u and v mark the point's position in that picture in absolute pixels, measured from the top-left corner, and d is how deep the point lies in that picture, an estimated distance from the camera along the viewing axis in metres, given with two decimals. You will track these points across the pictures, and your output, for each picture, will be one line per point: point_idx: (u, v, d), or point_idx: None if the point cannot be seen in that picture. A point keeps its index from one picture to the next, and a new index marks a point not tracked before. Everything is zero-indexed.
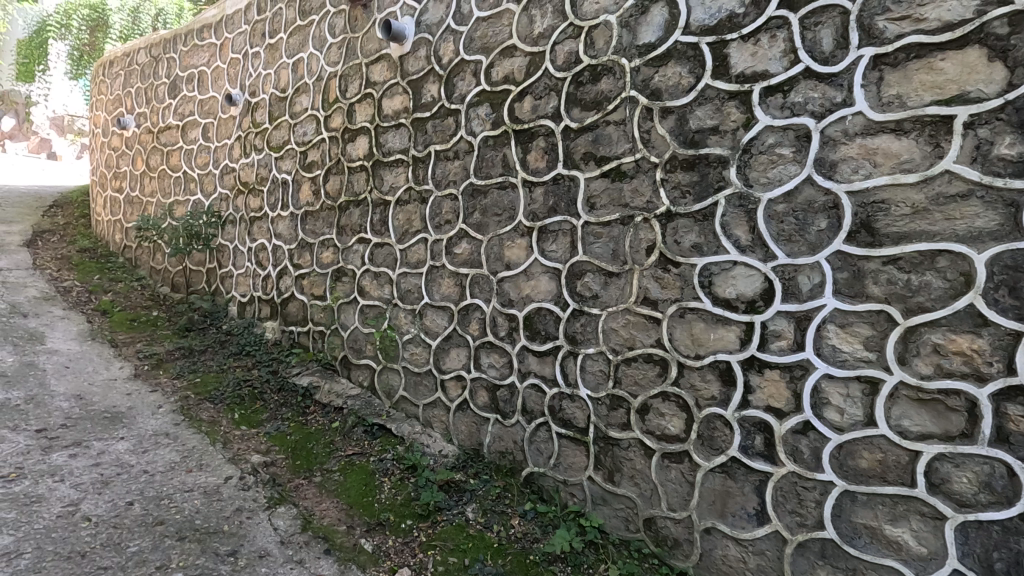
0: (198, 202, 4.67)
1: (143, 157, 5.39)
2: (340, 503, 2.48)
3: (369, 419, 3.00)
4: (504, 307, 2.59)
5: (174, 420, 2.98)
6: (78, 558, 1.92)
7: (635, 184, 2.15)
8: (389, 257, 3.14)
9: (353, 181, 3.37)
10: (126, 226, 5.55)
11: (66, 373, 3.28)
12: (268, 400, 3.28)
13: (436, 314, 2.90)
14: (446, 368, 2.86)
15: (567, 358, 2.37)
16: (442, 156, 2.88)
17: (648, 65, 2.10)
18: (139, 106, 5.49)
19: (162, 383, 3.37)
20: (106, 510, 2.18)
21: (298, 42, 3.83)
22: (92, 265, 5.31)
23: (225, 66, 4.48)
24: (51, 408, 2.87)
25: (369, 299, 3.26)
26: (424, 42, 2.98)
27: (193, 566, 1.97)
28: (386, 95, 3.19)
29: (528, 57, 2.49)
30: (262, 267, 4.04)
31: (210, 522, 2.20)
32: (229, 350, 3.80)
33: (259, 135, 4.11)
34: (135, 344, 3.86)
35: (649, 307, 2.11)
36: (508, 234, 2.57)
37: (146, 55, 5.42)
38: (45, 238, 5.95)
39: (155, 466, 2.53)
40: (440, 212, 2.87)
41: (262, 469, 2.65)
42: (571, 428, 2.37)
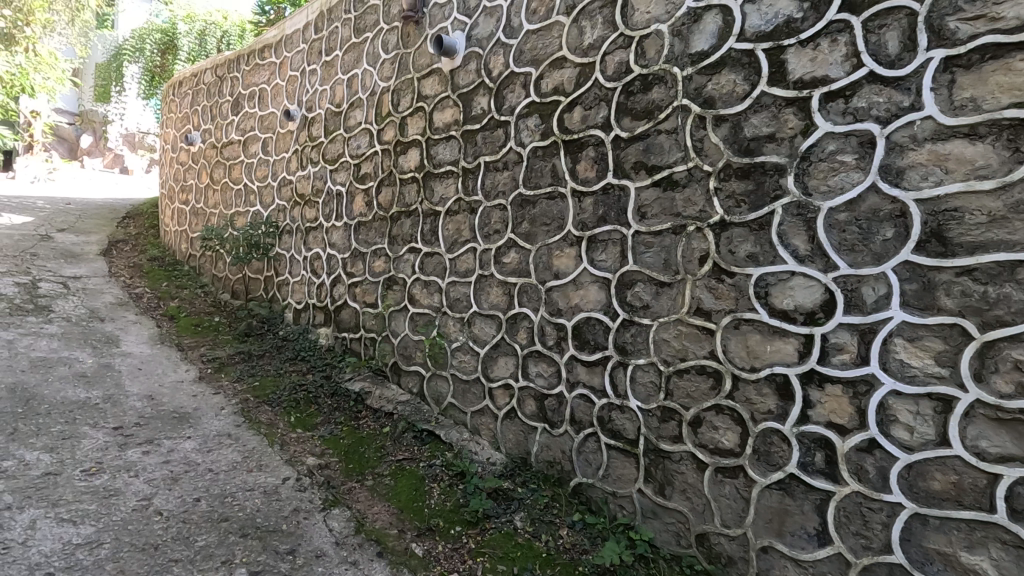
0: (257, 213, 4.89)
1: (207, 171, 5.70)
2: (391, 507, 2.53)
3: (419, 425, 3.06)
4: (552, 316, 2.60)
5: (235, 422, 3.12)
6: (152, 550, 2.04)
7: (687, 194, 2.12)
8: (439, 266, 3.20)
9: (405, 192, 3.47)
10: (192, 236, 5.86)
11: (139, 375, 3.50)
12: (322, 404, 3.39)
13: (484, 323, 2.94)
14: (494, 376, 2.88)
15: (617, 369, 2.35)
16: (491, 167, 2.92)
17: (701, 74, 2.08)
18: (205, 123, 5.81)
19: (224, 386, 3.54)
20: (176, 506, 2.31)
21: (353, 59, 3.98)
22: (161, 273, 5.64)
23: (284, 83, 4.70)
24: (126, 407, 3.06)
25: (419, 307, 3.33)
26: (475, 55, 3.04)
27: (255, 563, 2.05)
28: (437, 108, 3.27)
29: (578, 68, 2.51)
30: (316, 275, 4.20)
31: (270, 521, 2.29)
32: (286, 354, 3.96)
33: (315, 149, 4.28)
34: (200, 348, 4.07)
35: (702, 319, 2.07)
36: (557, 244, 2.58)
37: (212, 75, 5.74)
38: (119, 248, 6.36)
39: (219, 465, 2.66)
40: (490, 222, 2.91)
41: (317, 472, 2.74)
42: (620, 439, 2.35)
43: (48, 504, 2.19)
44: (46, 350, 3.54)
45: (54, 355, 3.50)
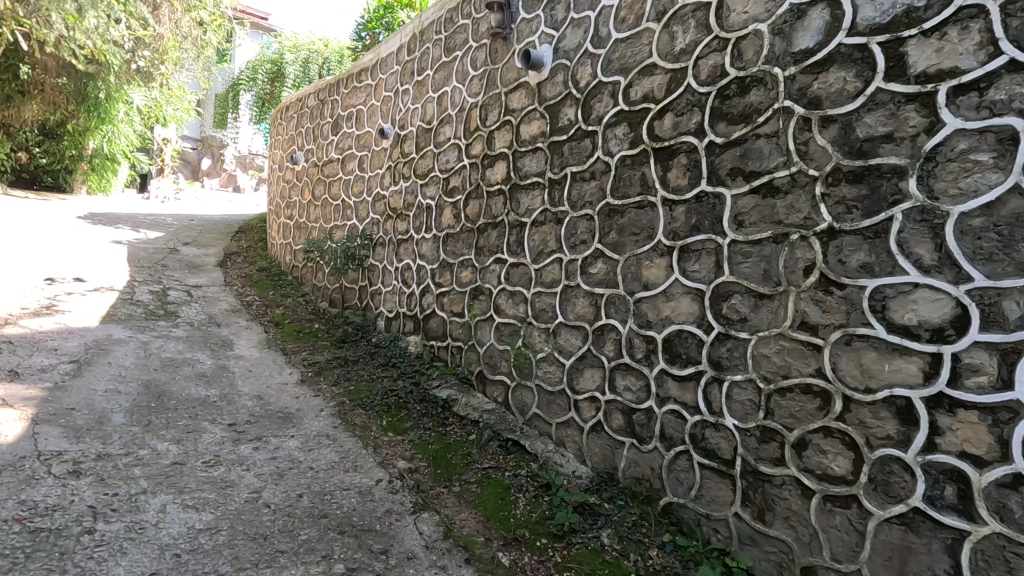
0: (353, 226, 5.19)
1: (310, 188, 6.13)
2: (478, 515, 2.56)
3: (504, 434, 3.09)
4: (641, 328, 2.53)
5: (333, 423, 3.31)
6: (262, 539, 2.19)
7: (790, 200, 2.00)
8: (525, 277, 3.23)
9: (492, 204, 3.54)
10: (295, 248, 6.32)
11: (250, 376, 3.81)
12: (412, 409, 3.51)
13: (570, 333, 2.91)
14: (580, 388, 2.85)
15: (711, 384, 2.25)
16: (578, 177, 2.91)
17: (805, 73, 1.96)
18: (308, 144, 6.26)
19: (323, 389, 3.77)
20: (282, 500, 2.48)
21: (443, 77, 4.14)
22: (268, 282, 6.12)
23: (379, 104, 4.97)
24: (239, 405, 3.34)
25: (504, 317, 3.37)
26: (562, 67, 3.05)
27: (351, 560, 2.15)
28: (524, 121, 3.31)
29: (668, 74, 2.45)
30: (407, 285, 4.38)
31: (365, 521, 2.40)
32: (378, 360, 4.14)
33: (407, 164, 4.49)
34: (302, 353, 4.36)
35: (808, 333, 1.93)
36: (646, 254, 2.52)
37: (315, 99, 6.19)
38: (233, 260, 6.99)
39: (319, 464, 2.83)
40: (576, 232, 2.90)
41: (407, 475, 2.84)
42: (715, 459, 2.23)
43: (176, 491, 2.43)
44: (173, 351, 3.95)
45: (180, 356, 3.89)
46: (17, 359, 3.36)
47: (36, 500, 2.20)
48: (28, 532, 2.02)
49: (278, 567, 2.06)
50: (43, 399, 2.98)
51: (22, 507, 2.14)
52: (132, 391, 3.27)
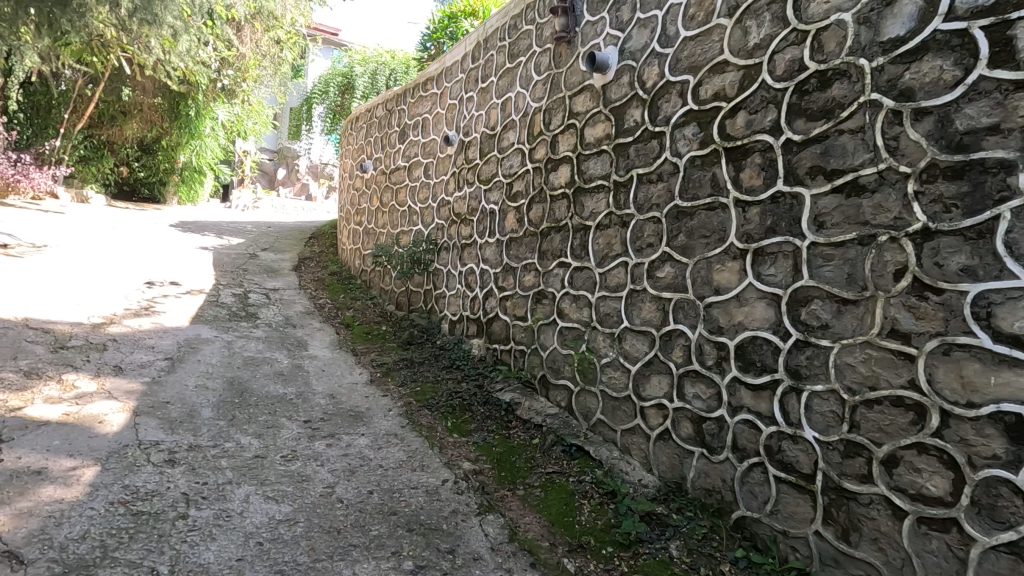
0: (419, 231, 5.33)
1: (378, 195, 6.35)
2: (543, 519, 2.56)
3: (568, 439, 3.06)
4: (712, 334, 2.45)
5: (401, 423, 3.40)
6: (336, 533, 2.28)
7: (877, 199, 1.87)
8: (589, 280, 3.20)
9: (555, 208, 3.53)
10: (364, 253, 6.57)
11: (323, 375, 3.98)
12: (476, 412, 3.55)
13: (636, 339, 2.85)
14: (647, 395, 2.78)
15: (789, 395, 2.14)
16: (645, 180, 2.86)
17: (895, 63, 1.83)
18: (376, 153, 6.50)
19: (390, 390, 3.89)
20: (354, 495, 2.57)
21: (507, 83, 4.19)
22: (339, 286, 6.39)
23: (444, 111, 5.09)
24: (313, 403, 3.50)
25: (568, 321, 3.35)
26: (628, 68, 3.01)
27: (420, 557, 2.20)
28: (588, 124, 3.29)
29: (741, 71, 2.36)
30: (471, 289, 4.44)
31: (433, 520, 2.45)
32: (443, 363, 4.22)
33: (471, 170, 4.56)
34: (370, 354, 4.52)
35: (899, 342, 1.80)
36: (717, 257, 2.44)
37: (383, 109, 6.42)
38: (307, 264, 7.35)
39: (388, 462, 2.92)
40: (642, 235, 2.85)
41: (472, 477, 2.88)
42: (793, 473, 2.12)
43: (258, 482, 2.57)
44: (254, 350, 4.21)
45: (260, 355, 4.13)
46: (120, 355, 3.68)
47: (138, 485, 2.39)
48: (131, 514, 2.20)
49: (352, 560, 2.13)
50: (142, 392, 3.24)
51: (126, 491, 2.34)
52: (218, 387, 3.50)
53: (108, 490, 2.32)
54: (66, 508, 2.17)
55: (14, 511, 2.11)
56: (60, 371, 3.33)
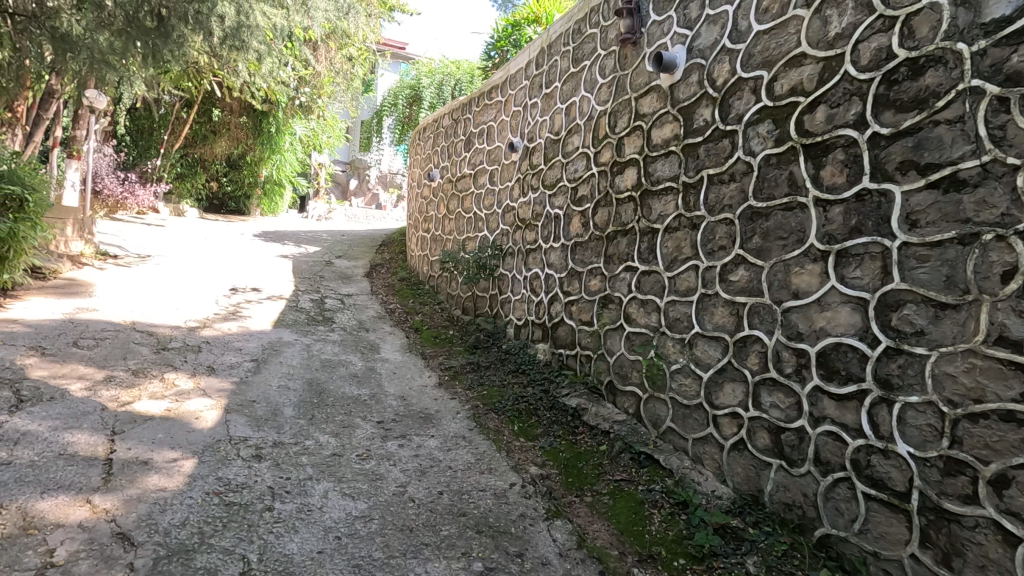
0: (485, 237, 5.42)
1: (445, 203, 6.51)
2: (611, 528, 2.53)
3: (637, 447, 3.00)
4: (791, 340, 2.33)
5: (469, 426, 3.47)
6: (408, 531, 2.36)
7: (981, 194, 1.72)
8: (657, 285, 3.13)
9: (621, 211, 3.49)
10: (431, 259, 6.75)
11: (394, 377, 4.13)
12: (542, 416, 3.55)
13: (708, 345, 2.76)
14: (720, 403, 2.68)
15: (878, 406, 1.99)
16: (716, 180, 2.77)
17: (999, 46, 1.68)
18: (443, 161, 6.67)
19: (458, 393, 3.97)
20: (425, 495, 2.64)
21: (571, 87, 4.18)
22: (408, 291, 6.60)
23: (509, 119, 5.16)
24: (386, 405, 3.63)
25: (636, 326, 3.29)
26: (697, 66, 2.93)
27: (489, 559, 2.23)
28: (655, 125, 3.23)
29: (820, 63, 2.24)
30: (536, 294, 4.46)
31: (501, 522, 2.48)
32: (508, 367, 4.26)
33: (536, 175, 4.59)
34: (438, 357, 4.64)
35: (1008, 350, 1.64)
36: (796, 260, 2.32)
37: (449, 119, 6.59)
38: (378, 271, 7.64)
39: (457, 463, 2.98)
40: (714, 237, 2.76)
41: (539, 481, 2.89)
42: (884, 491, 1.97)
43: (335, 479, 2.70)
44: (331, 352, 4.43)
45: (336, 357, 4.34)
46: (212, 357, 3.98)
47: (229, 477, 2.58)
48: (224, 504, 2.37)
49: (423, 558, 2.19)
50: (232, 391, 3.49)
51: (220, 483, 2.52)
52: (299, 387, 3.71)
53: (204, 481, 2.51)
54: (168, 496, 2.37)
55: (126, 496, 2.33)
56: (162, 370, 3.64)
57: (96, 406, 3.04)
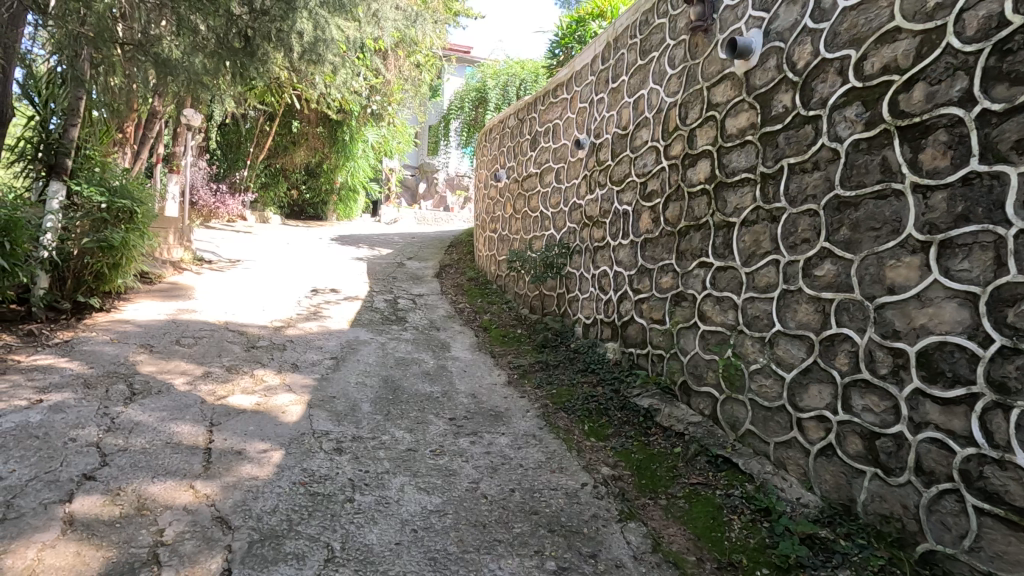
0: (552, 236, 5.41)
1: (511, 203, 6.56)
2: (688, 532, 2.45)
3: (713, 450, 2.88)
4: (886, 339, 2.15)
5: (539, 424, 3.47)
6: (482, 527, 2.39)
7: None
8: (734, 281, 3.00)
9: (694, 205, 3.37)
10: (499, 259, 6.81)
11: (465, 375, 4.21)
12: (613, 417, 3.49)
13: (791, 344, 2.61)
14: (805, 406, 2.52)
15: (992, 411, 1.81)
16: (797, 169, 2.61)
17: None
18: (509, 162, 6.72)
19: (527, 391, 3.99)
20: (497, 492, 2.67)
21: (639, 80, 4.09)
22: (477, 291, 6.69)
23: (575, 116, 5.12)
24: (457, 402, 3.71)
25: (711, 325, 3.16)
26: (775, 50, 2.77)
27: (562, 559, 2.22)
28: (730, 115, 3.09)
29: (917, 37, 2.06)
30: (604, 292, 4.39)
31: (574, 522, 2.46)
32: (578, 367, 4.21)
33: (603, 172, 4.52)
34: (508, 356, 4.67)
35: None
36: (890, 252, 2.15)
37: (515, 119, 6.63)
38: (447, 272, 7.81)
39: (528, 462, 3.00)
40: (796, 230, 2.60)
41: (612, 483, 2.84)
42: (1001, 506, 1.78)
43: (410, 474, 2.78)
44: (404, 351, 4.58)
45: (409, 356, 4.47)
46: (296, 355, 4.22)
47: (313, 469, 2.72)
48: (309, 494, 2.50)
49: (497, 555, 2.22)
50: (314, 387, 3.68)
51: (305, 473, 2.67)
52: (375, 384, 3.86)
53: (291, 472, 2.67)
54: (259, 484, 2.54)
55: (224, 483, 2.51)
56: (252, 367, 3.90)
57: (196, 399, 3.30)
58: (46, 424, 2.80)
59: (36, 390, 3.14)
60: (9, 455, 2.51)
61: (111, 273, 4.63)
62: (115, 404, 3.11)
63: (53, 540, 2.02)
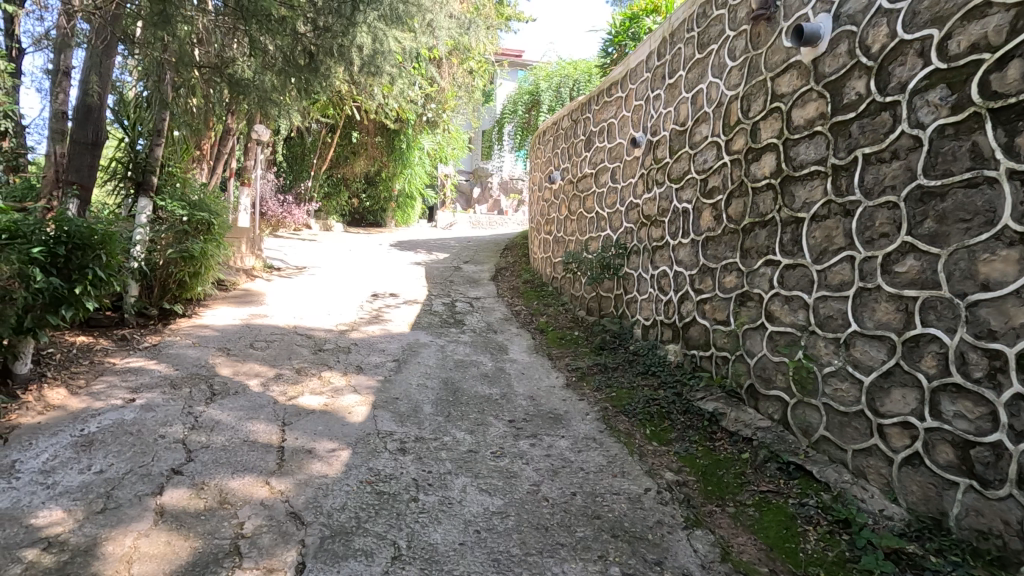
0: (608, 236, 5.34)
1: (566, 204, 6.53)
2: (759, 542, 2.34)
3: (785, 456, 2.75)
4: (980, 340, 1.99)
5: (599, 427, 3.43)
6: (544, 530, 2.38)
7: None
8: (804, 279, 2.85)
9: (759, 201, 3.23)
10: (554, 261, 6.79)
11: (523, 377, 4.22)
12: (676, 420, 3.40)
13: (870, 345, 2.45)
14: (886, 412, 2.36)
15: None
16: (873, 160, 2.45)
17: None
18: (564, 163, 6.70)
19: (586, 394, 3.95)
20: (558, 495, 2.66)
21: (697, 75, 3.98)
22: (532, 293, 6.69)
23: (630, 114, 5.04)
24: (516, 404, 3.73)
25: (780, 325, 3.02)
26: (846, 34, 2.62)
27: (626, 564, 2.18)
28: (796, 105, 2.95)
29: (1011, 11, 1.90)
30: (664, 292, 4.29)
31: (637, 528, 2.41)
32: (638, 368, 4.13)
33: (661, 170, 4.42)
34: (565, 358, 4.65)
35: None
36: (983, 245, 1.99)
37: (569, 120, 6.60)
38: (503, 274, 7.87)
39: (589, 465, 2.97)
40: (873, 224, 2.45)
41: (676, 488, 2.77)
42: None
43: (472, 475, 2.82)
44: (463, 353, 4.64)
45: (468, 358, 4.54)
46: (360, 357, 4.38)
47: (379, 468, 2.80)
48: (376, 493, 2.58)
49: (560, 558, 2.20)
50: (378, 388, 3.80)
51: (371, 473, 2.75)
52: (436, 386, 3.94)
53: (358, 471, 2.76)
54: (329, 482, 2.64)
55: (296, 480, 2.63)
56: (320, 369, 4.07)
57: (270, 399, 3.48)
58: (139, 421, 3.03)
59: (129, 390, 3.40)
60: (108, 449, 2.73)
61: (191, 281, 4.95)
62: (198, 403, 3.32)
63: (147, 530, 2.18)
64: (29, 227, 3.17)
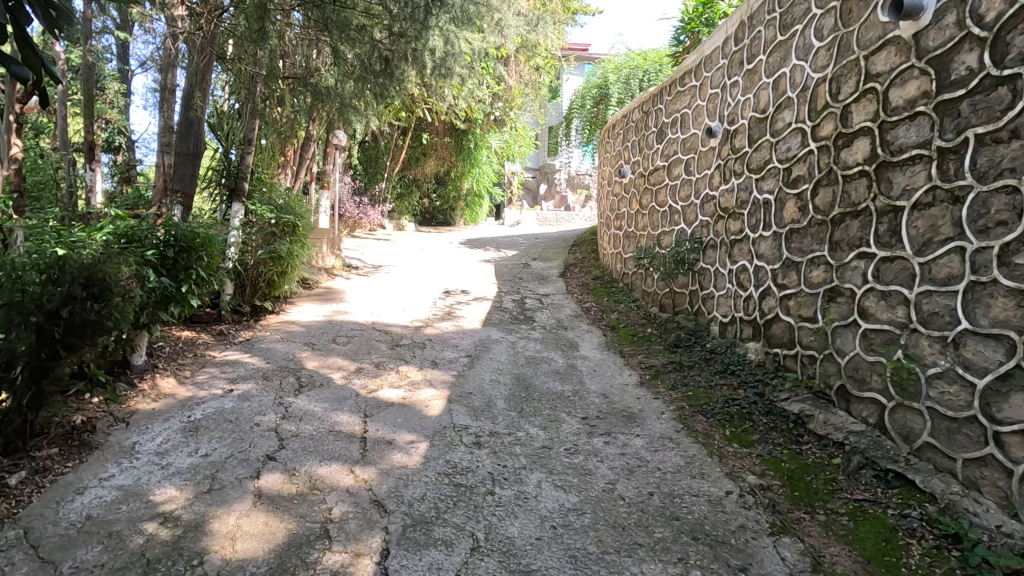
0: (682, 231, 5.18)
1: (637, 199, 6.38)
2: (854, 554, 2.19)
3: (882, 463, 2.56)
4: None
5: (675, 428, 3.34)
6: (621, 529, 2.35)
7: None
8: (904, 273, 2.63)
9: (851, 189, 3.02)
10: (625, 257, 6.65)
11: (595, 375, 4.17)
12: (758, 422, 3.24)
13: (983, 345, 2.23)
14: (1004, 419, 2.14)
15: None
16: (988, 140, 2.23)
17: None
18: (634, 156, 6.55)
19: (661, 393, 3.86)
20: (635, 495, 2.62)
21: (779, 58, 3.77)
22: (602, 290, 6.60)
23: (705, 103, 4.85)
24: (589, 401, 3.70)
25: (875, 323, 2.81)
26: (954, 4, 2.40)
27: (709, 569, 2.12)
28: (894, 84, 2.73)
29: None
30: (743, 288, 4.11)
31: (719, 532, 2.33)
32: (715, 367, 3.97)
33: (739, 160, 4.23)
34: (638, 356, 4.55)
35: None
36: None
37: (639, 112, 6.45)
38: (573, 271, 7.82)
39: (666, 465, 2.90)
40: (989, 212, 2.23)
41: (760, 492, 2.64)
42: None
43: (546, 471, 2.83)
44: (534, 349, 4.67)
45: (539, 354, 4.55)
46: (435, 352, 4.50)
47: (456, 461, 2.87)
48: (453, 485, 2.65)
49: (639, 558, 2.17)
50: (452, 383, 3.89)
51: (448, 465, 2.83)
52: (509, 382, 3.98)
53: (436, 463, 2.84)
54: (409, 473, 2.74)
55: (379, 469, 2.75)
56: (397, 364, 4.22)
57: (352, 392, 3.65)
58: (237, 410, 3.27)
59: (228, 381, 3.68)
60: (212, 435, 2.97)
61: (279, 280, 5.28)
62: (288, 395, 3.54)
63: (248, 510, 2.35)
64: (143, 233, 3.52)
